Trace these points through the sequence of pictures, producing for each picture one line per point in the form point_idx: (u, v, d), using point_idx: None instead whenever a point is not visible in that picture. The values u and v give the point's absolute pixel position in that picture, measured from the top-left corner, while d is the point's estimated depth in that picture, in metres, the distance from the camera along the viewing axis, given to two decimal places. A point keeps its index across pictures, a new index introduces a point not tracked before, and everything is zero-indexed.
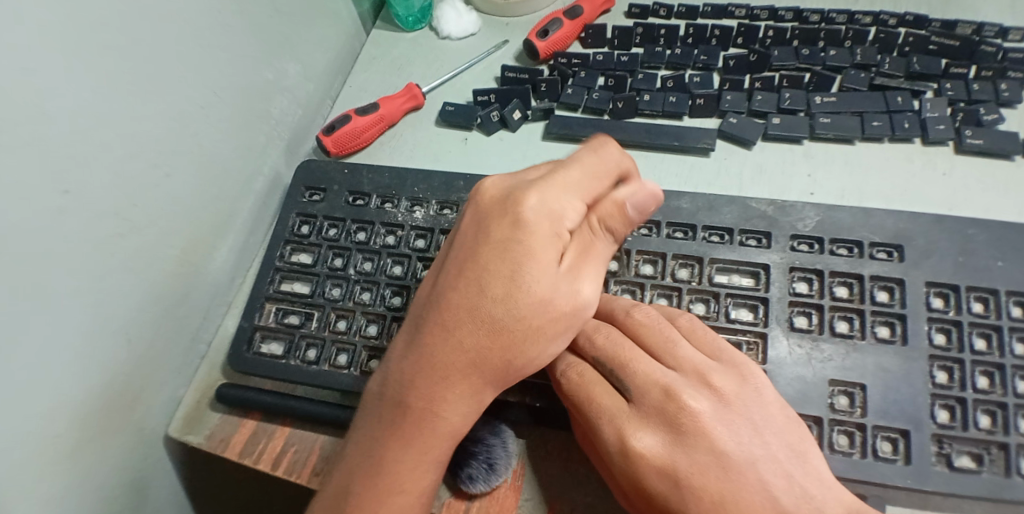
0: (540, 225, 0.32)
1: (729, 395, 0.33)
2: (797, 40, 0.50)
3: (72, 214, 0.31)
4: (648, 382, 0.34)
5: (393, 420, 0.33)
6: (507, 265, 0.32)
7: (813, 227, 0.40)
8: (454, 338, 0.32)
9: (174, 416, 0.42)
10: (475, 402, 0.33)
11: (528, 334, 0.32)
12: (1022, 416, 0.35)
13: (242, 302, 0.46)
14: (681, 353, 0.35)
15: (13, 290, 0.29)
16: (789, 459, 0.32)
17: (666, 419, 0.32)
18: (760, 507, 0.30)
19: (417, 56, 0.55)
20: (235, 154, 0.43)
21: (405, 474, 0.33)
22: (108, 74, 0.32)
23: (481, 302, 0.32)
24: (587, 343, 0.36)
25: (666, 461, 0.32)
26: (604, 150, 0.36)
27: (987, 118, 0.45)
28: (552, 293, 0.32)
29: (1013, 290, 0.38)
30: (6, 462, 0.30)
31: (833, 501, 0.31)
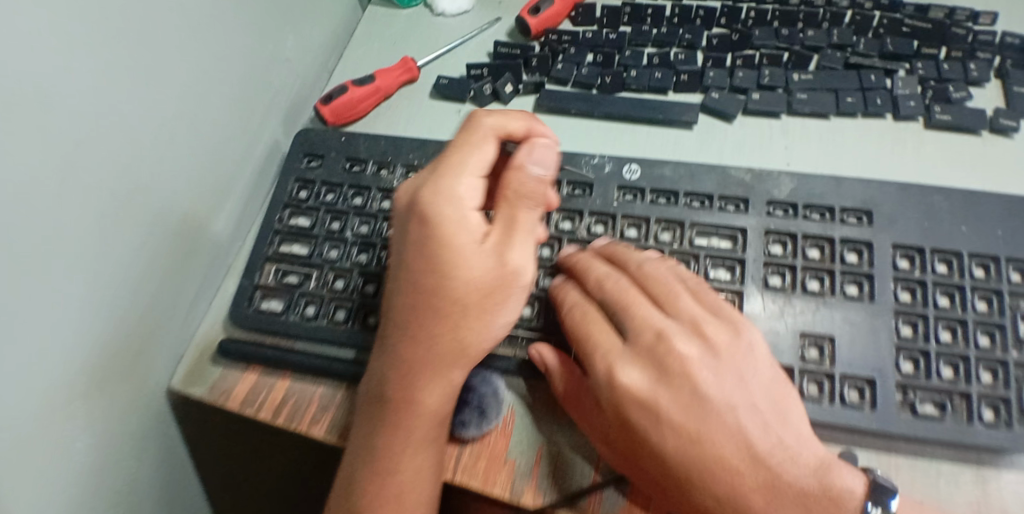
0: (439, 214, 0.34)
1: (718, 346, 0.35)
2: (777, 22, 0.52)
3: (84, 174, 0.33)
4: (644, 324, 0.36)
5: (376, 412, 0.36)
6: (422, 257, 0.34)
7: (788, 193, 0.42)
8: (408, 334, 0.35)
9: (175, 371, 0.44)
10: (445, 382, 0.35)
11: (463, 312, 0.34)
12: (982, 367, 0.38)
13: (241, 264, 0.48)
14: (680, 304, 0.37)
15: (31, 245, 0.31)
16: (770, 411, 0.34)
17: (655, 358, 0.35)
18: (733, 447, 0.32)
19: (413, 32, 0.57)
20: (235, 122, 0.45)
21: (400, 458, 0.35)
22: (115, 46, 0.34)
23: (414, 292, 0.35)
24: (597, 287, 0.39)
25: (647, 397, 0.34)
26: (484, 123, 0.38)
27: (956, 96, 0.48)
28: (472, 269, 0.34)
29: (974, 252, 0.40)
30: (20, 405, 0.32)
31: (809, 453, 0.33)
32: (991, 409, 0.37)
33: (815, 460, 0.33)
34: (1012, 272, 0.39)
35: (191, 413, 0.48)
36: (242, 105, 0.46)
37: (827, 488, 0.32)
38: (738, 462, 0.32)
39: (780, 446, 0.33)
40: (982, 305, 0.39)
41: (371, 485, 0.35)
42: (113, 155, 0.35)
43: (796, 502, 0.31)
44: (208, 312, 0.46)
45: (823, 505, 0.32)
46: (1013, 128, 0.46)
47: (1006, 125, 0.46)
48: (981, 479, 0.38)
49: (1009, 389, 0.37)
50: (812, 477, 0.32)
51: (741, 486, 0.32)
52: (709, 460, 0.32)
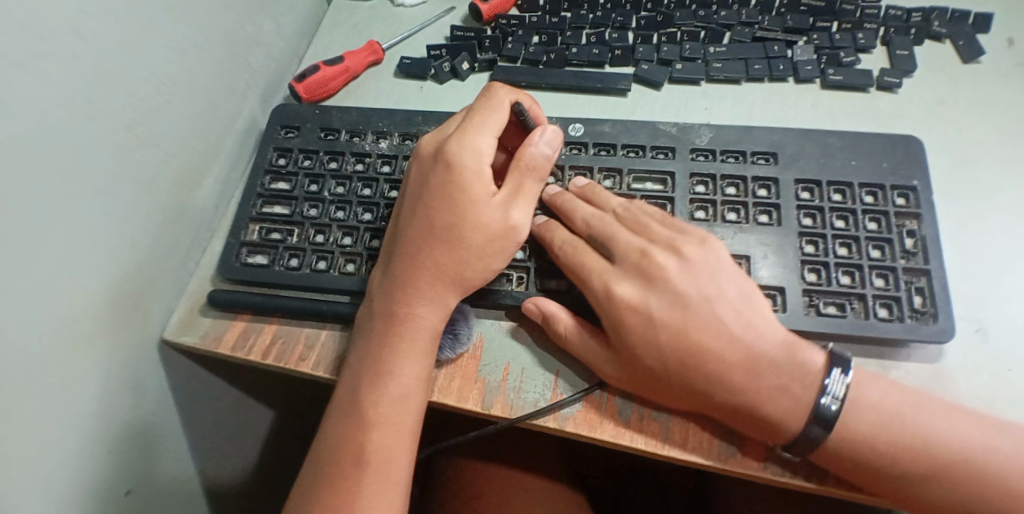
0: (463, 165, 0.42)
1: (691, 256, 0.41)
2: (694, 4, 0.60)
3: (85, 127, 0.38)
4: (627, 247, 0.42)
5: (381, 329, 0.41)
6: (446, 201, 0.42)
7: (708, 141, 0.50)
8: (420, 262, 0.41)
9: (169, 323, 0.48)
10: (443, 308, 0.41)
11: (472, 252, 0.41)
12: (876, 275, 0.44)
13: (225, 228, 0.53)
14: (653, 229, 0.43)
15: (40, 188, 0.35)
16: (740, 300, 0.39)
17: (640, 272, 0.41)
18: (711, 331, 0.38)
19: (376, 21, 0.64)
20: (217, 98, 0.50)
21: (397, 369, 0.40)
22: (113, 19, 0.39)
23: (434, 230, 0.41)
24: (585, 224, 0.44)
25: (637, 302, 0.40)
26: (500, 94, 0.45)
27: (847, 60, 0.56)
28: (483, 216, 0.41)
29: (864, 182, 0.47)
30: (30, 334, 0.36)
31: (773, 330, 0.38)
32: (886, 309, 0.43)
33: (784, 336, 0.39)
34: (896, 198, 0.47)
35: (179, 369, 0.51)
36: (222, 80, 0.51)
37: (796, 359, 0.38)
38: (716, 344, 0.38)
39: (750, 328, 0.38)
40: (872, 225, 0.46)
41: (368, 395, 0.39)
42: (104, 111, 0.39)
43: (771, 371, 0.37)
44: (197, 271, 0.50)
45: (794, 372, 0.37)
46: (896, 84, 0.55)
47: (890, 82, 0.55)
48: (885, 368, 0.43)
49: (899, 290, 0.43)
50: (780, 351, 0.38)
51: (725, 361, 0.38)
52: (694, 347, 0.38)
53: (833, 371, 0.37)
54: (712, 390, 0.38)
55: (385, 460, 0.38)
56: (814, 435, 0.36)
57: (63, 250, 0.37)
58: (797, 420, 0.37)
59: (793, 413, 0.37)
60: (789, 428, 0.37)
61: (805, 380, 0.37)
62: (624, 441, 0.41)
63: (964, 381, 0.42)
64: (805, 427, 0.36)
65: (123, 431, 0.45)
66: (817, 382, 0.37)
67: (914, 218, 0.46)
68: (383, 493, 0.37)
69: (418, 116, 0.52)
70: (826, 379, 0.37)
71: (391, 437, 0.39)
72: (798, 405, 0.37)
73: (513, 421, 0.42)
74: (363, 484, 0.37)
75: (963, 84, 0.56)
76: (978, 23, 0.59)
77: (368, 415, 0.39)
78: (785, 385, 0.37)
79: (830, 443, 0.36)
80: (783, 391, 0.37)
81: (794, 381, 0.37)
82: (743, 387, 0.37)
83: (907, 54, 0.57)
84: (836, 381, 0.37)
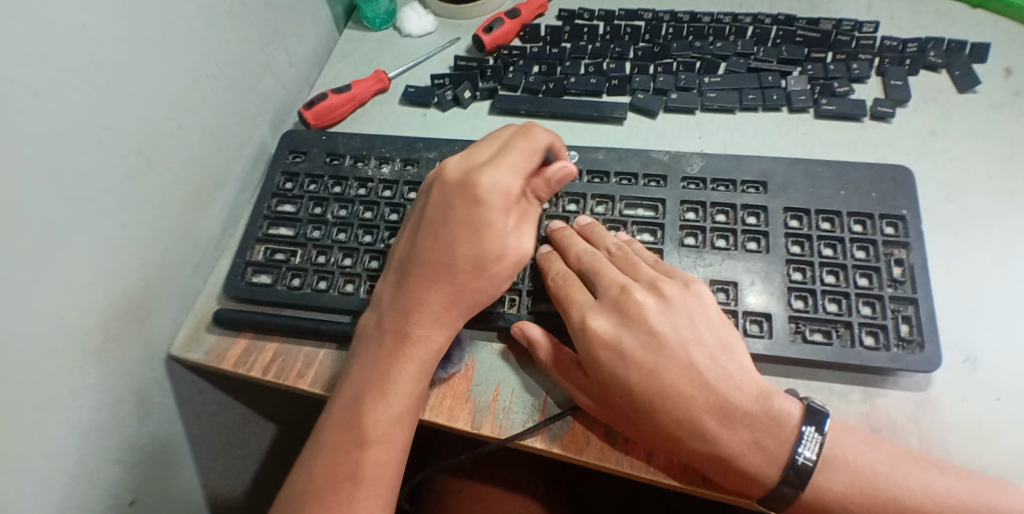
0: (494, 197, 0.43)
1: (673, 297, 0.41)
2: (691, 36, 0.62)
3: (103, 150, 0.41)
4: (610, 283, 0.43)
5: (391, 348, 0.42)
6: (471, 230, 0.43)
7: (699, 170, 0.51)
8: (438, 286, 0.43)
9: (175, 338, 0.50)
10: (451, 330, 0.43)
11: (489, 280, 0.43)
12: (863, 303, 0.45)
13: (233, 247, 0.56)
14: (640, 270, 0.44)
15: (58, 206, 0.38)
16: (717, 348, 0.40)
17: (618, 308, 0.42)
18: (682, 374, 0.39)
19: (385, 51, 0.67)
20: (229, 124, 0.54)
21: (402, 387, 0.41)
22: (132, 52, 0.42)
23: (456, 256, 0.43)
24: (576, 259, 0.45)
25: (612, 337, 0.40)
26: (535, 128, 0.46)
27: (841, 90, 0.57)
28: (504, 246, 0.43)
29: (852, 211, 0.48)
30: (44, 344, 0.39)
31: (748, 381, 0.39)
32: (872, 336, 0.44)
33: (758, 384, 0.39)
34: (885, 226, 0.47)
35: (186, 382, 0.53)
36: (234, 107, 0.54)
37: (770, 410, 0.38)
38: (690, 390, 0.38)
39: (726, 376, 0.39)
40: (860, 253, 0.46)
41: (369, 410, 0.41)
42: (119, 138, 0.42)
43: (744, 424, 0.37)
44: (205, 288, 0.53)
45: (767, 424, 0.37)
46: (889, 113, 0.56)
47: (883, 112, 0.56)
48: (871, 396, 0.44)
49: (885, 318, 0.44)
50: (754, 400, 0.38)
51: (698, 407, 0.38)
52: (666, 387, 0.38)
53: (805, 429, 0.37)
54: (684, 437, 0.38)
55: (379, 473, 0.40)
56: (785, 492, 0.37)
57: (78, 264, 0.40)
58: (769, 475, 0.37)
59: (765, 467, 0.37)
60: (759, 481, 0.37)
61: (779, 433, 0.37)
62: (610, 464, 0.41)
63: (951, 410, 0.43)
64: (775, 482, 0.37)
65: (130, 440, 0.47)
66: (789, 440, 0.37)
67: (903, 247, 0.47)
68: (375, 506, 0.39)
69: (419, 142, 0.54)
70: (799, 437, 0.37)
71: (386, 451, 0.40)
72: (769, 460, 0.37)
73: (501, 442, 0.43)
74: (356, 497, 0.39)
75: (957, 114, 0.57)
76: (975, 53, 0.60)
77: (366, 429, 0.40)
78: (757, 438, 0.37)
79: (803, 498, 0.37)
80: (754, 445, 0.37)
81: (766, 437, 0.37)
82: (715, 437, 0.37)
83: (901, 84, 0.58)
84: (808, 439, 0.37)
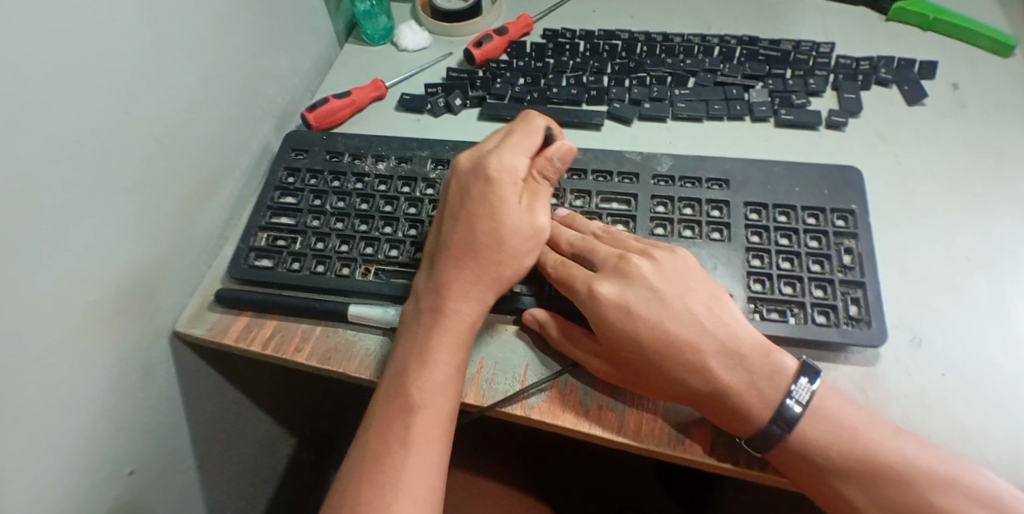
0: (502, 179, 0.48)
1: (663, 260, 0.45)
2: (663, 53, 0.68)
3: (122, 133, 0.45)
4: (607, 256, 0.47)
5: (426, 326, 0.46)
6: (487, 209, 0.47)
7: (668, 169, 0.56)
8: (464, 262, 0.46)
9: (180, 316, 0.54)
10: (479, 303, 0.46)
11: (509, 252, 0.46)
12: (816, 286, 0.49)
13: (236, 236, 0.60)
14: (628, 244, 0.48)
15: (81, 180, 0.42)
16: (713, 303, 0.44)
17: (620, 272, 0.45)
18: (687, 326, 0.42)
19: (382, 63, 0.72)
20: (236, 122, 0.59)
21: (438, 359, 0.44)
22: (152, 49, 0.47)
23: (475, 234, 0.47)
24: (568, 245, 0.49)
25: (618, 299, 0.44)
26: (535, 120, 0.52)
27: (798, 102, 0.63)
28: (516, 221, 0.47)
29: (806, 205, 0.53)
30: (62, 307, 0.42)
31: (746, 330, 0.43)
32: (824, 315, 0.48)
33: (757, 339, 0.42)
34: (836, 219, 0.52)
35: (187, 361, 0.57)
36: (241, 107, 0.59)
37: (770, 361, 0.42)
38: (696, 338, 0.42)
39: (722, 324, 0.43)
40: (813, 242, 0.51)
41: (411, 384, 0.44)
42: (136, 125, 0.46)
43: (742, 367, 0.41)
44: (209, 272, 0.57)
45: (764, 370, 0.41)
46: (842, 123, 0.61)
47: (837, 121, 0.62)
48: (823, 370, 0.47)
49: (836, 299, 0.48)
50: (752, 350, 0.42)
51: (703, 352, 0.42)
52: (671, 340, 0.42)
53: (799, 379, 0.41)
54: (689, 380, 0.42)
55: (422, 442, 0.42)
56: (775, 433, 0.40)
57: (95, 236, 0.44)
58: (761, 414, 0.41)
59: (760, 408, 0.41)
60: (755, 422, 0.41)
61: (774, 380, 0.41)
62: (584, 428, 0.45)
63: (896, 383, 0.46)
64: (767, 423, 0.40)
65: (133, 410, 0.51)
66: (784, 383, 0.41)
67: (852, 237, 0.51)
68: (421, 469, 0.41)
69: (413, 142, 0.59)
70: (793, 385, 0.41)
71: (428, 423, 0.42)
72: (764, 402, 0.41)
73: (482, 410, 0.47)
74: (402, 464, 0.41)
75: (905, 123, 0.63)
76: (924, 69, 0.66)
77: (411, 403, 0.43)
78: (755, 380, 0.41)
79: (790, 442, 0.40)
80: (752, 387, 0.41)
81: (762, 378, 0.41)
82: (718, 378, 0.41)
83: (853, 96, 0.64)
84: (802, 388, 0.41)
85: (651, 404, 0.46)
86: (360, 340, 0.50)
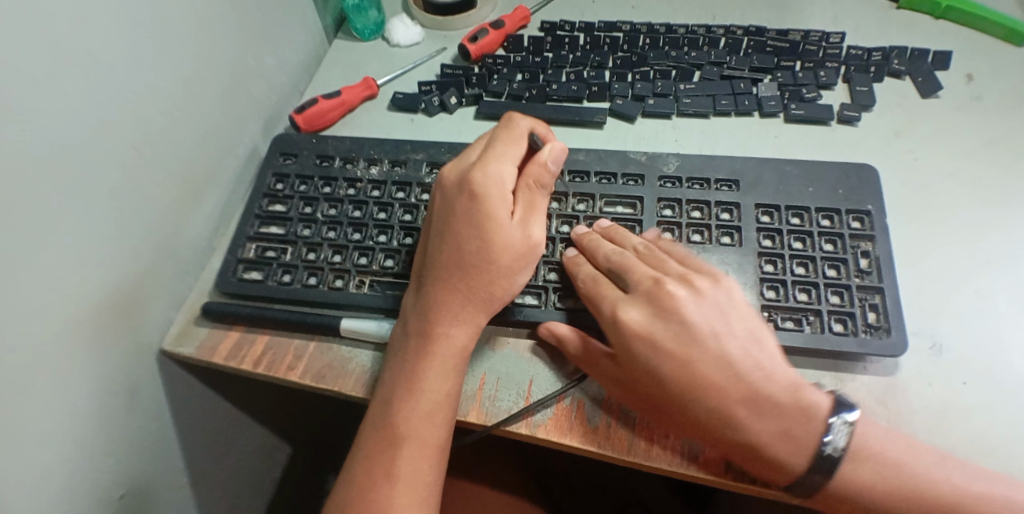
0: (489, 192, 0.45)
1: (703, 290, 0.42)
2: (666, 46, 0.65)
3: (100, 141, 0.43)
4: (642, 278, 0.44)
5: (414, 349, 0.43)
6: (475, 225, 0.45)
7: (675, 169, 0.53)
8: (451, 283, 0.44)
9: (167, 333, 0.52)
10: (470, 326, 0.44)
11: (499, 271, 0.44)
12: (832, 292, 0.47)
13: (224, 246, 0.57)
14: (669, 265, 0.44)
15: (57, 193, 0.40)
16: (748, 337, 0.41)
17: (650, 301, 0.42)
18: (717, 364, 0.40)
19: (374, 60, 0.70)
20: (222, 126, 0.56)
21: (428, 384, 0.42)
22: (131, 52, 0.44)
23: (463, 252, 0.44)
24: (604, 259, 0.46)
25: (646, 330, 0.41)
26: (519, 125, 0.50)
27: (809, 96, 0.60)
28: (507, 236, 0.44)
29: (820, 206, 0.50)
30: (43, 330, 0.40)
31: (781, 372, 0.40)
32: (841, 323, 0.46)
33: (790, 379, 0.40)
34: (851, 221, 0.50)
35: (176, 377, 0.55)
36: (226, 108, 0.56)
37: (801, 402, 0.39)
38: (723, 378, 0.39)
39: (755, 364, 0.40)
40: (828, 246, 0.48)
41: (398, 411, 0.42)
42: (111, 129, 0.43)
43: (774, 413, 0.39)
44: (196, 285, 0.55)
45: (797, 415, 0.39)
46: (855, 117, 0.59)
47: (849, 115, 0.59)
48: (840, 380, 0.46)
49: (853, 306, 0.46)
50: (787, 393, 0.39)
51: (731, 396, 0.39)
52: (699, 377, 0.39)
53: (835, 418, 0.39)
54: (719, 426, 0.39)
55: (413, 471, 0.41)
56: (814, 480, 0.38)
57: (72, 252, 0.41)
58: (798, 463, 0.38)
59: (795, 456, 0.38)
60: (790, 470, 0.38)
61: (809, 423, 0.39)
62: (591, 447, 0.43)
63: (919, 393, 0.45)
64: (804, 471, 0.38)
65: (121, 430, 0.48)
66: (818, 430, 0.38)
67: (868, 239, 0.49)
68: (412, 501, 0.40)
69: (407, 145, 0.56)
70: (827, 430, 0.38)
71: (418, 451, 0.41)
72: (799, 450, 0.38)
73: (485, 429, 0.45)
74: (389, 495, 0.39)
75: (920, 117, 0.60)
76: (937, 60, 0.63)
77: (398, 430, 0.41)
78: (788, 428, 0.39)
79: (831, 487, 0.38)
80: (784, 435, 0.39)
81: (796, 424, 0.39)
82: (747, 424, 0.39)
83: (866, 89, 0.61)
84: (838, 431, 0.38)
85: None
86: (356, 356, 0.48)
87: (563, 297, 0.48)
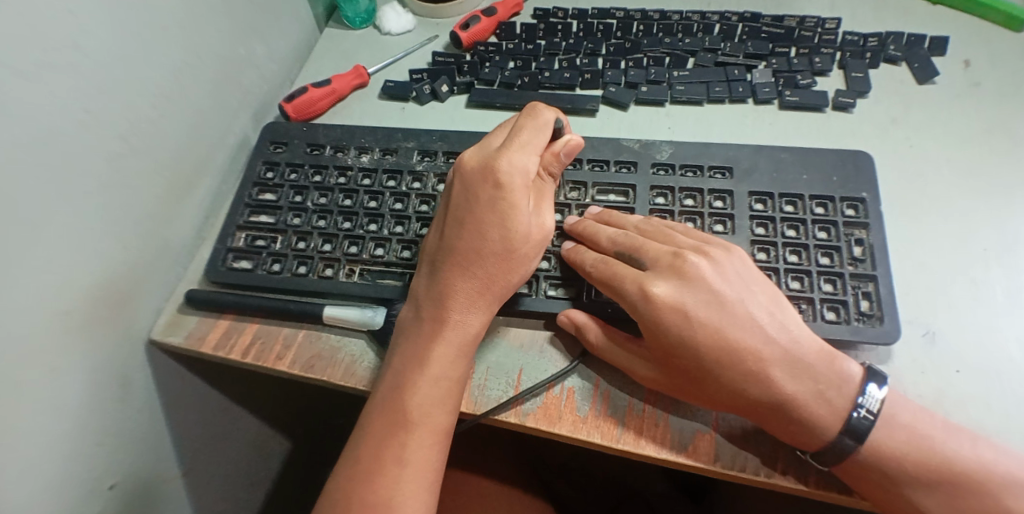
0: (513, 183, 0.44)
1: (721, 259, 0.42)
2: (660, 32, 0.64)
3: (92, 129, 0.42)
4: (659, 254, 0.43)
5: (427, 338, 0.43)
6: (497, 216, 0.44)
7: (668, 156, 0.53)
8: (472, 270, 0.44)
9: (156, 324, 0.51)
10: (487, 314, 0.44)
11: (518, 260, 0.44)
12: (824, 281, 0.46)
13: (214, 236, 0.57)
14: (677, 239, 0.45)
15: (46, 180, 0.39)
16: (773, 305, 0.41)
17: (676, 271, 0.42)
18: (750, 332, 0.40)
19: (365, 48, 0.69)
20: (212, 115, 0.55)
21: (442, 372, 0.42)
22: (122, 38, 0.44)
23: (484, 242, 0.44)
24: (609, 243, 0.46)
25: (676, 301, 0.40)
26: (542, 111, 0.47)
27: (803, 83, 0.60)
28: (529, 227, 0.44)
29: (815, 194, 0.50)
30: (31, 320, 0.40)
31: (808, 337, 0.40)
32: (834, 311, 0.45)
33: (821, 346, 0.40)
34: (846, 208, 0.49)
35: (167, 368, 0.54)
36: (214, 97, 0.55)
37: (835, 368, 0.40)
38: (760, 345, 0.39)
39: (785, 329, 0.40)
40: (822, 233, 0.48)
41: (407, 399, 0.42)
42: (101, 123, 0.43)
43: (809, 376, 0.39)
44: (185, 275, 0.54)
45: (831, 379, 0.39)
46: (850, 104, 0.58)
47: (844, 102, 0.59)
48: None
49: (847, 294, 0.45)
50: (816, 356, 0.40)
51: (766, 360, 0.39)
52: (735, 349, 0.39)
53: (867, 386, 0.39)
54: (751, 390, 0.39)
55: (421, 458, 0.40)
56: (844, 447, 0.38)
57: (60, 241, 0.41)
58: (831, 427, 0.38)
59: (829, 418, 0.38)
60: (823, 436, 0.38)
61: (843, 388, 0.39)
62: (581, 435, 0.43)
63: (913, 382, 0.44)
64: (836, 436, 0.38)
65: (110, 421, 0.48)
66: (850, 394, 0.39)
67: (863, 227, 0.48)
68: (415, 489, 0.40)
69: (398, 133, 0.56)
70: (860, 395, 0.39)
71: (427, 438, 0.41)
72: (832, 413, 0.39)
73: (477, 417, 0.45)
74: (398, 483, 0.39)
75: (916, 103, 0.59)
76: (934, 46, 0.63)
77: (407, 418, 0.41)
78: (822, 390, 0.39)
79: (862, 454, 0.38)
80: (819, 398, 0.39)
81: (830, 388, 0.39)
82: (781, 388, 0.39)
83: (862, 76, 0.60)
84: (872, 397, 0.39)
85: (651, 410, 0.44)
86: (345, 345, 0.48)
87: (554, 286, 0.48)
